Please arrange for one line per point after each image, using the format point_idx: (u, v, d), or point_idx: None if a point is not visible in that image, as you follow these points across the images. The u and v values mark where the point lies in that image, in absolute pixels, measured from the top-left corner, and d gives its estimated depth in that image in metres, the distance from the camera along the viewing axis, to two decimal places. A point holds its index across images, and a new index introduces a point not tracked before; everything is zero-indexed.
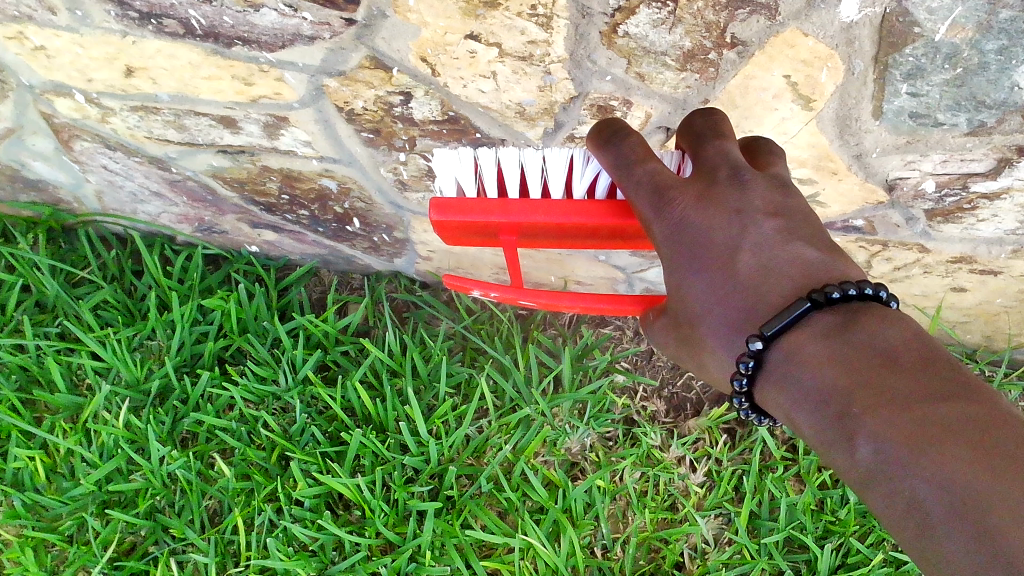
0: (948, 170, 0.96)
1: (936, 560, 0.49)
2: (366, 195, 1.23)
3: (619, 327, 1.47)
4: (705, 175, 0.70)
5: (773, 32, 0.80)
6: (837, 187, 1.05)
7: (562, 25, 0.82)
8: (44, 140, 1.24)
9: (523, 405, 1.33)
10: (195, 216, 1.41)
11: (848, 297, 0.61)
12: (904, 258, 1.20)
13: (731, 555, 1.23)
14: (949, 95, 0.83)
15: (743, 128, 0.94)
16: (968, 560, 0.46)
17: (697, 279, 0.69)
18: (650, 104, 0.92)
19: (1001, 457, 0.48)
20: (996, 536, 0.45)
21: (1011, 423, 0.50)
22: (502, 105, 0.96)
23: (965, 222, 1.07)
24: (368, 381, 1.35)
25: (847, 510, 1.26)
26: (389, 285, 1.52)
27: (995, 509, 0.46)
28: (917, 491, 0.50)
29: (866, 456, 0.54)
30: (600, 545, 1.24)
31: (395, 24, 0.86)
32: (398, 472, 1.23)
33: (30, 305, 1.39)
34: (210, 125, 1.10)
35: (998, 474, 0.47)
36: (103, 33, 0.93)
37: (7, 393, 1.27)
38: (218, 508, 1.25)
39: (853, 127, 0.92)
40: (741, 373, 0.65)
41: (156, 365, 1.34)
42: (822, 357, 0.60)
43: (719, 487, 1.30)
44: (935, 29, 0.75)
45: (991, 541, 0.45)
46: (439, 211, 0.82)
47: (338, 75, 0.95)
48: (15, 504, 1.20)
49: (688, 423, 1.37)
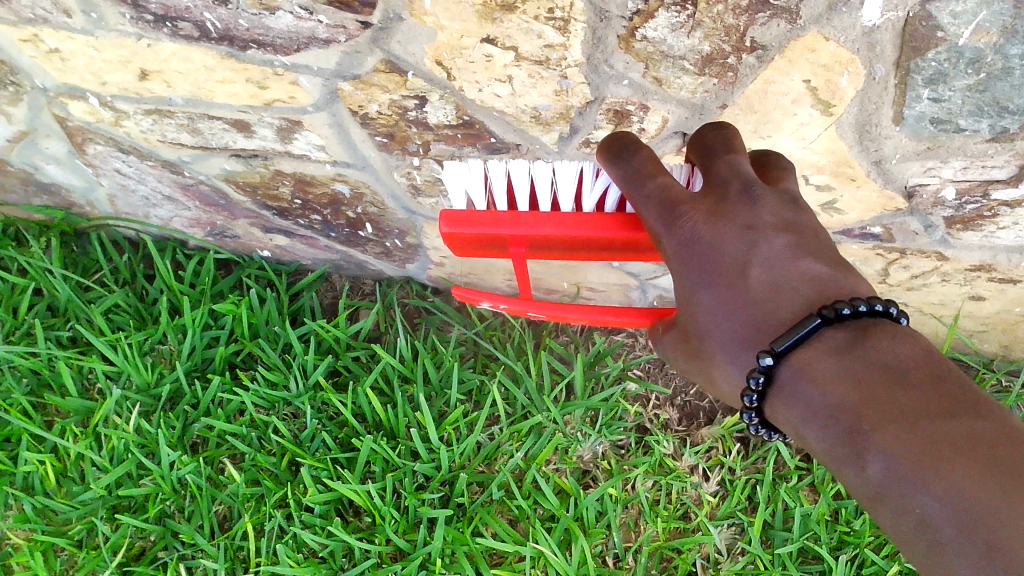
0: (969, 177, 0.95)
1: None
2: (379, 200, 1.23)
3: (632, 334, 1.45)
4: (716, 191, 0.68)
5: (794, 36, 0.79)
6: (856, 194, 1.03)
7: (580, 29, 0.81)
8: (58, 143, 1.24)
9: (534, 412, 1.32)
10: (207, 220, 1.40)
11: (860, 314, 0.60)
12: (922, 265, 1.19)
13: (745, 566, 1.22)
14: (971, 100, 0.82)
15: (761, 133, 0.93)
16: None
17: (705, 293, 0.67)
18: (667, 109, 0.91)
19: (1009, 474, 0.49)
20: (1004, 553, 0.47)
21: (1016, 440, 0.51)
22: (517, 109, 0.95)
23: (985, 229, 1.06)
24: (379, 387, 1.34)
25: (862, 521, 1.24)
26: (401, 291, 1.51)
27: (1005, 526, 0.47)
28: (927, 508, 0.51)
29: (877, 473, 0.53)
30: (612, 553, 1.22)
31: (411, 27, 0.85)
32: (409, 478, 1.22)
33: (42, 308, 1.39)
34: (224, 129, 1.09)
35: (1005, 492, 0.49)
36: (117, 36, 0.93)
37: (18, 397, 1.27)
38: (228, 513, 1.24)
39: (873, 133, 0.90)
40: (750, 389, 0.63)
41: (167, 369, 1.34)
42: (832, 372, 0.59)
43: (733, 496, 1.28)
44: (959, 33, 0.74)
45: (999, 559, 0.47)
46: (449, 223, 0.82)
47: (353, 79, 0.94)
48: (26, 507, 1.20)
49: (701, 432, 1.35)
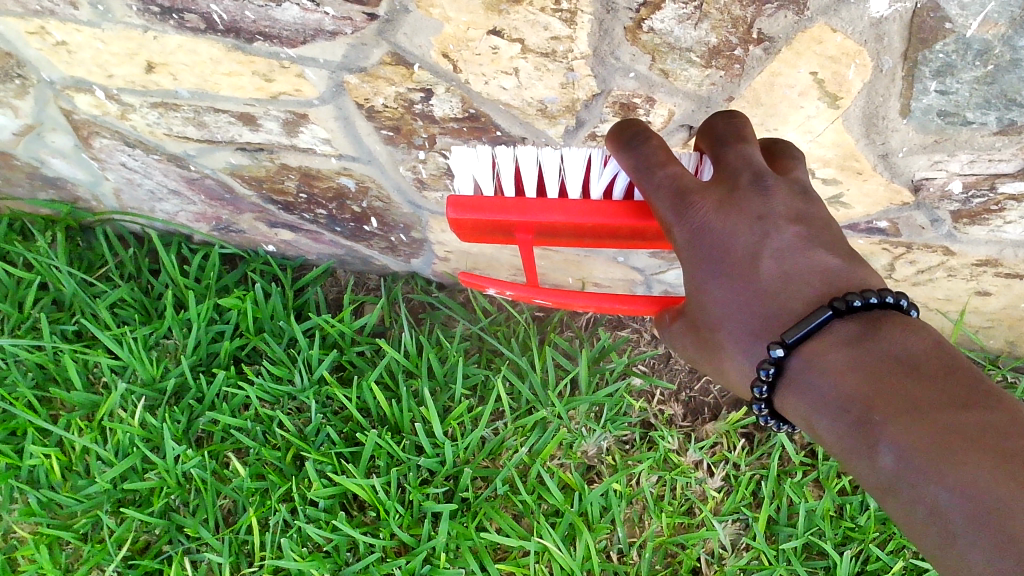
0: (975, 170, 0.94)
1: (958, 568, 0.49)
2: (384, 194, 1.23)
3: (637, 330, 1.45)
4: (728, 180, 0.68)
5: (801, 27, 0.79)
6: (862, 188, 1.03)
7: (586, 21, 0.81)
8: (64, 137, 1.25)
9: (539, 407, 1.31)
10: (213, 214, 1.41)
11: (871, 306, 0.60)
12: (928, 260, 1.18)
13: (750, 561, 1.22)
14: (979, 93, 0.81)
15: (767, 126, 0.93)
16: (994, 568, 0.47)
17: (716, 284, 0.67)
18: (673, 102, 0.91)
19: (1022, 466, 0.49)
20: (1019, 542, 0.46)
21: None
22: (523, 102, 0.95)
23: (992, 223, 1.05)
24: (384, 382, 1.34)
25: (867, 517, 1.23)
26: (406, 286, 1.51)
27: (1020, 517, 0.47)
28: (940, 500, 0.50)
29: (889, 463, 0.53)
30: (616, 549, 1.23)
31: (417, 19, 0.85)
32: (413, 473, 1.22)
33: (47, 302, 1.39)
34: (230, 122, 1.09)
35: (1021, 482, 0.48)
36: (124, 28, 0.93)
37: (23, 390, 1.28)
38: (233, 507, 1.24)
39: (880, 125, 0.90)
40: (760, 380, 0.63)
41: (172, 363, 1.34)
42: (843, 365, 0.59)
43: (737, 492, 1.27)
44: (967, 24, 0.74)
45: (1015, 548, 0.46)
46: (457, 209, 0.82)
47: (359, 72, 0.94)
48: (31, 501, 1.21)
49: (705, 427, 1.35)
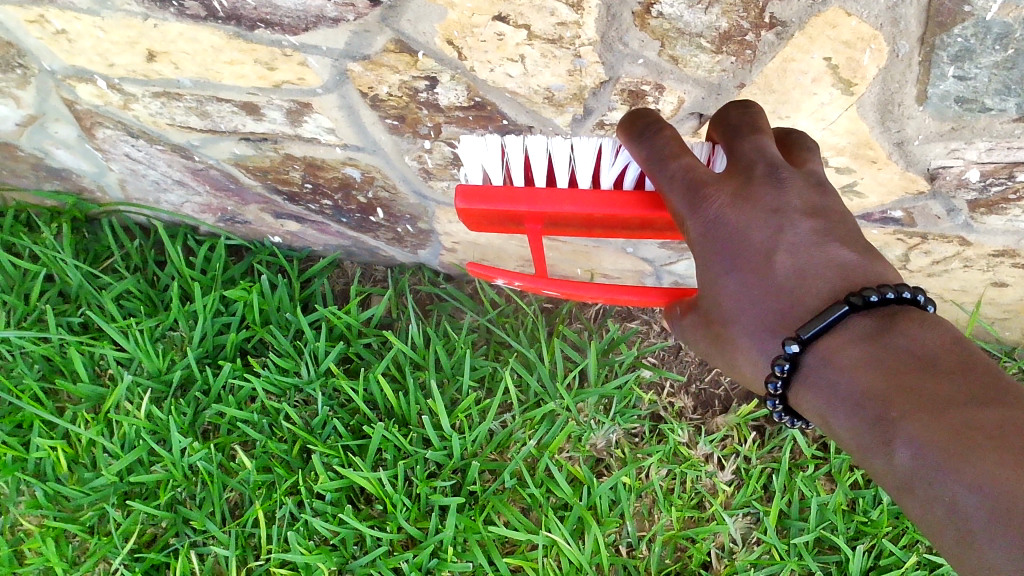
0: (994, 158, 0.92)
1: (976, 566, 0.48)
2: (390, 184, 1.22)
3: (646, 321, 1.44)
4: (741, 172, 0.66)
5: (814, 11, 0.76)
6: (877, 177, 1.01)
7: (594, 6, 0.79)
8: (67, 127, 1.24)
9: (547, 399, 1.30)
10: (218, 205, 1.40)
11: (887, 301, 0.58)
12: (944, 251, 1.16)
13: (760, 556, 1.20)
14: (998, 78, 0.79)
15: (779, 113, 0.91)
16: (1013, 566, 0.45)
17: (730, 278, 0.65)
18: (683, 89, 0.89)
19: None
20: None
21: None
22: (530, 90, 0.93)
23: (1011, 213, 1.03)
24: (391, 374, 1.34)
25: (880, 510, 1.22)
26: (413, 277, 1.50)
27: None
28: (958, 498, 0.49)
29: (905, 461, 0.52)
30: (625, 542, 1.22)
31: (421, 5, 0.83)
32: (420, 466, 1.21)
33: (53, 295, 1.39)
34: (233, 111, 1.08)
35: None
36: (124, 16, 0.92)
37: (29, 383, 1.28)
38: (240, 500, 1.24)
39: (896, 113, 0.88)
40: (775, 376, 0.62)
41: (178, 355, 1.34)
42: (860, 361, 0.57)
43: (748, 486, 1.26)
44: (987, 7, 0.71)
45: None
46: (465, 198, 0.80)
47: (362, 59, 0.93)
48: (38, 494, 1.21)
49: (716, 420, 1.33)
